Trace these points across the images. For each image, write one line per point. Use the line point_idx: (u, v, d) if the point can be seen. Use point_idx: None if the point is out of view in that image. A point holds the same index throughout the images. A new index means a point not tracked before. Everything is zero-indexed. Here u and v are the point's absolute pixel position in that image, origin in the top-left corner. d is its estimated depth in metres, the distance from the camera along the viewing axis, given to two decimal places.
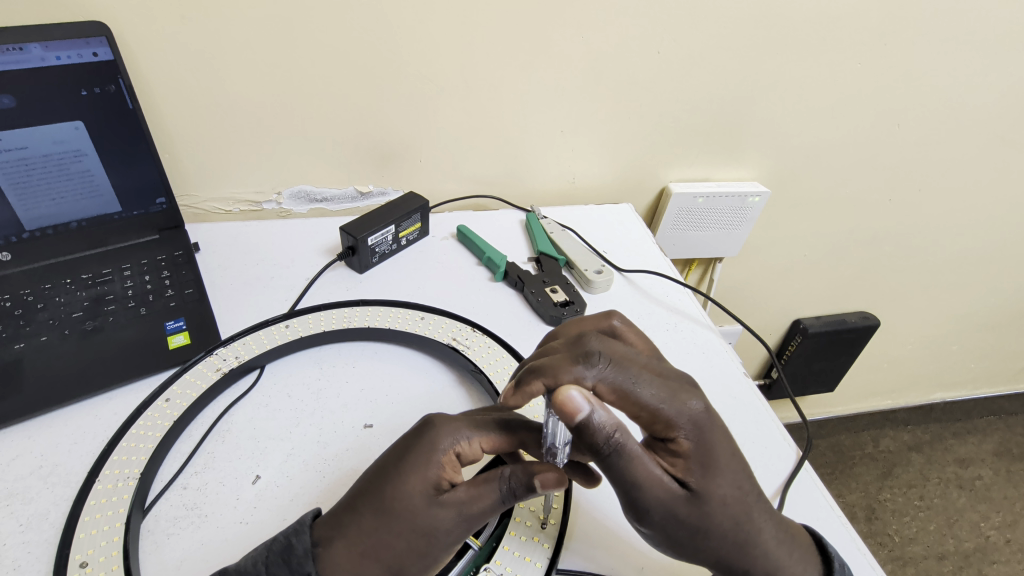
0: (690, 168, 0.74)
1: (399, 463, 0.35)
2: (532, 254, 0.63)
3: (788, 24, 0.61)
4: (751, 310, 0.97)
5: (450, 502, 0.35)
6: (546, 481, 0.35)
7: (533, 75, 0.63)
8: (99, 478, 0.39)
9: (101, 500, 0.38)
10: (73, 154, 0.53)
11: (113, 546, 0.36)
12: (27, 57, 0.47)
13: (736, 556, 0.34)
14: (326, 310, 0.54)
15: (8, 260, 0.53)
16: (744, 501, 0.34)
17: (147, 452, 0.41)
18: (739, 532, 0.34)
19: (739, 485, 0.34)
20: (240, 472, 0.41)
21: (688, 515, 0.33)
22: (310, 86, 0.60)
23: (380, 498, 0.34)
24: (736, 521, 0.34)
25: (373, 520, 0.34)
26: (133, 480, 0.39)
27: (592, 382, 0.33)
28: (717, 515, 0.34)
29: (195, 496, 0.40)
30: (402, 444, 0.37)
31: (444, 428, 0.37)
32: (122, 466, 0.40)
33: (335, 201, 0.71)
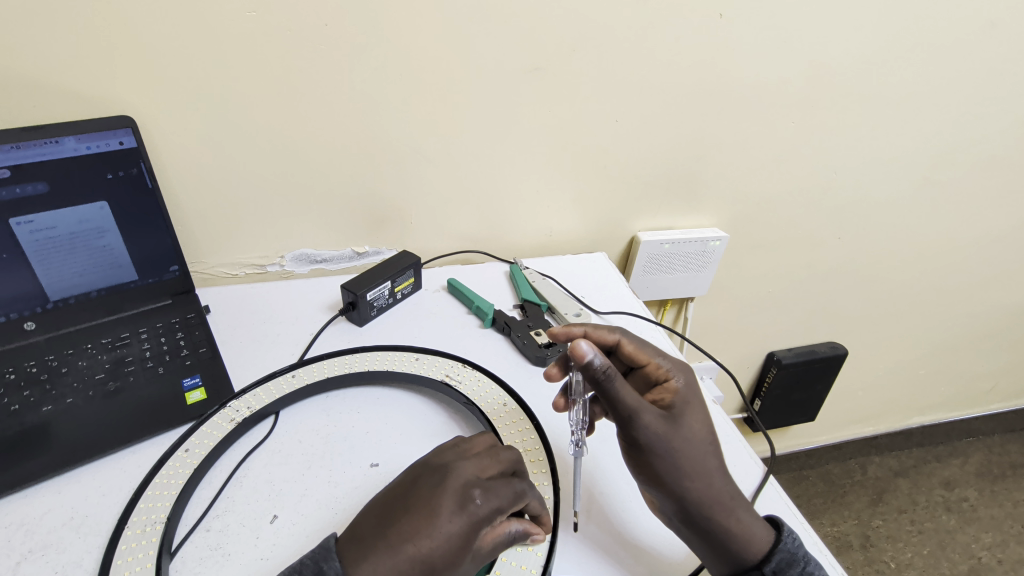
0: (656, 218, 0.82)
1: (449, 532, 0.38)
2: (517, 301, 0.69)
3: (725, 93, 0.71)
4: (727, 346, 1.03)
5: (478, 557, 0.40)
6: (534, 538, 0.43)
7: (508, 144, 0.71)
8: (128, 525, 0.43)
9: (131, 546, 0.42)
10: (98, 230, 0.59)
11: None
12: (62, 149, 0.55)
13: (696, 479, 0.44)
14: (330, 359, 0.59)
15: (32, 328, 0.58)
16: (706, 447, 0.45)
17: (172, 499, 0.45)
18: (705, 467, 0.44)
19: (706, 433, 0.46)
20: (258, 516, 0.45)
21: (667, 440, 0.44)
22: (310, 161, 0.68)
23: (429, 559, 0.37)
24: (701, 459, 0.45)
25: (414, 574, 0.37)
26: (161, 524, 0.43)
27: (617, 342, 0.52)
28: (690, 450, 0.45)
29: (219, 537, 0.43)
30: (448, 507, 0.39)
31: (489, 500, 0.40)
32: (150, 514, 0.44)
33: (333, 261, 0.78)
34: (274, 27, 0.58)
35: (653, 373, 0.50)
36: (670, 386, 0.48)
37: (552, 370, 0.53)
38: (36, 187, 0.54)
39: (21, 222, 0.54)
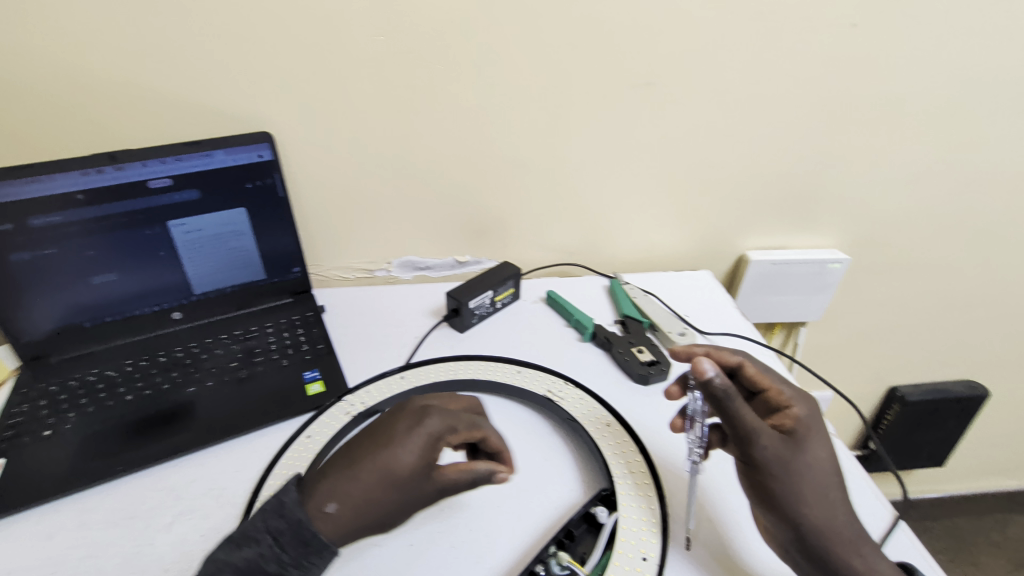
0: (767, 236, 0.78)
1: (387, 444, 0.42)
2: (617, 317, 0.68)
3: (854, 105, 0.66)
4: (841, 377, 0.95)
5: (434, 479, 0.42)
6: (502, 477, 0.44)
7: (614, 159, 0.70)
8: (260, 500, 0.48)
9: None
10: (236, 233, 0.66)
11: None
12: (213, 160, 0.62)
13: (818, 514, 0.40)
14: (433, 364, 0.62)
15: (180, 317, 0.69)
16: (831, 481, 0.42)
17: None
18: (827, 501, 0.41)
19: (832, 466, 0.42)
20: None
21: (789, 466, 0.41)
22: (422, 174, 0.71)
23: (377, 466, 0.41)
24: (825, 493, 0.41)
25: (378, 483, 0.41)
26: None
27: (738, 363, 0.49)
28: (813, 481, 0.41)
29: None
30: (409, 426, 0.43)
31: (435, 419, 0.44)
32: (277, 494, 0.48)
33: (436, 269, 0.81)
34: (400, 49, 0.61)
35: (774, 399, 0.47)
36: (791, 413, 0.45)
37: (672, 390, 0.52)
38: (190, 194, 0.62)
39: (177, 224, 0.63)
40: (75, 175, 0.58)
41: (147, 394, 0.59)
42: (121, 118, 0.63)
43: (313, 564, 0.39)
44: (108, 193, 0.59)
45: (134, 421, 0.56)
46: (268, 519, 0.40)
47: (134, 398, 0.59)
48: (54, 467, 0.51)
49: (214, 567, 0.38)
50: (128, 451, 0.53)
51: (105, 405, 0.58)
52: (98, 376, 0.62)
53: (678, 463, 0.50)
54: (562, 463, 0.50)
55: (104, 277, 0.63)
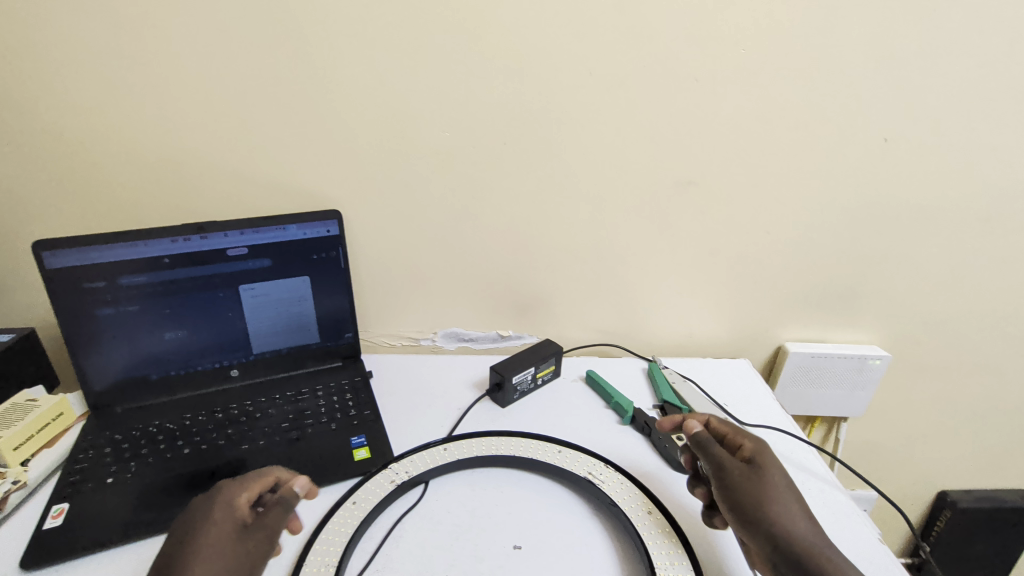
0: (806, 329, 0.79)
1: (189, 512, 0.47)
2: (656, 401, 0.69)
3: (888, 210, 0.69)
4: (885, 476, 0.91)
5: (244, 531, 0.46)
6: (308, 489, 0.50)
7: (655, 248, 0.74)
8: (305, 563, 0.48)
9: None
10: (299, 299, 0.72)
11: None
12: (287, 234, 0.69)
13: (792, 525, 0.44)
14: (477, 437, 0.63)
15: (238, 375, 0.73)
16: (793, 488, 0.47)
17: (341, 544, 0.50)
18: (796, 514, 0.45)
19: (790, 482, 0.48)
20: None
21: (758, 490, 0.46)
22: (474, 254, 0.76)
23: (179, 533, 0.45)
24: (795, 506, 0.45)
25: (227, 550, 0.44)
26: (331, 567, 0.48)
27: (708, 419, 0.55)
28: (778, 494, 0.46)
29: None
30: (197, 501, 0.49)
31: (226, 486, 0.48)
32: (323, 559, 0.48)
33: (479, 341, 0.84)
34: (464, 145, 0.68)
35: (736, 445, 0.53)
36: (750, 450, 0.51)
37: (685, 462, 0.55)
38: (263, 263, 0.68)
39: (247, 289, 0.69)
40: (168, 242, 0.64)
41: (202, 448, 0.62)
42: (212, 195, 0.71)
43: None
44: (193, 259, 0.66)
45: (189, 474, 0.58)
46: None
47: (190, 451, 0.62)
48: (113, 516, 0.54)
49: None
50: (181, 504, 0.55)
51: (163, 457, 0.61)
52: (159, 428, 0.65)
53: (721, 559, 0.49)
54: (603, 549, 0.50)
55: (176, 333, 0.68)
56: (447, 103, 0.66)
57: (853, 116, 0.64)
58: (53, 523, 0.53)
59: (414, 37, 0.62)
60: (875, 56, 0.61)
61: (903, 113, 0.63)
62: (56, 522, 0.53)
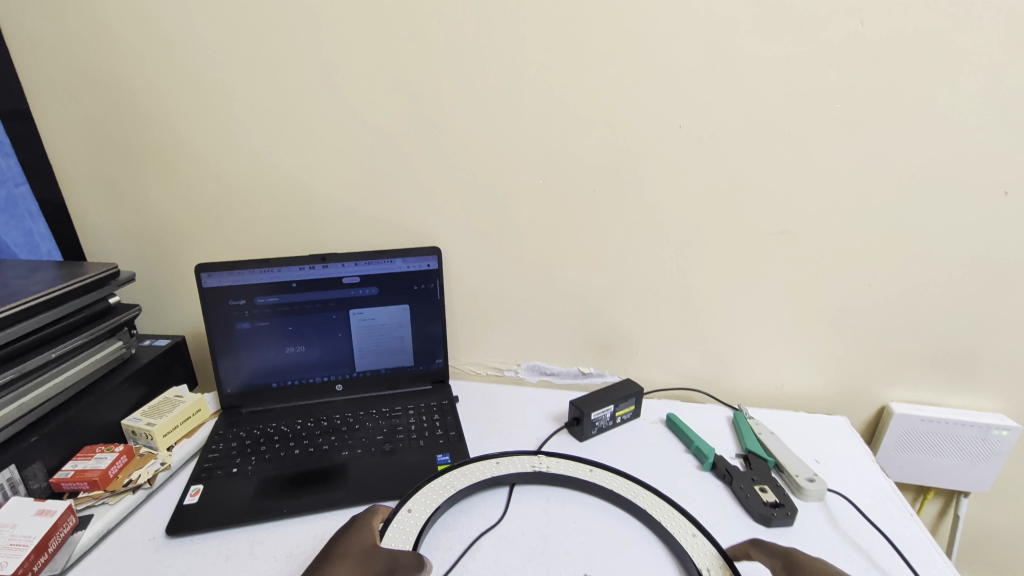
0: (915, 390, 0.73)
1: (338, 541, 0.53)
2: (740, 451, 0.67)
3: (1013, 265, 0.64)
4: (1018, 568, 0.80)
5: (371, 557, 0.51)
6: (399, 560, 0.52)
7: (743, 294, 0.73)
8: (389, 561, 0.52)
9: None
10: (399, 324, 0.79)
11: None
12: (394, 266, 0.77)
13: None
14: (545, 454, 0.67)
15: (342, 389, 0.81)
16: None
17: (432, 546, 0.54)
18: None
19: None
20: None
21: None
22: (560, 292, 0.80)
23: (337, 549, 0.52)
24: None
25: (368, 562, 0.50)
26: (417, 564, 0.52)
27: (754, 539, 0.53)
28: None
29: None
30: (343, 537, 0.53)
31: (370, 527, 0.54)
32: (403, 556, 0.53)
33: (560, 376, 0.86)
34: (555, 190, 0.73)
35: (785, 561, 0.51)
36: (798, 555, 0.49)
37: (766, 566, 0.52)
38: (371, 290, 0.77)
39: (356, 312, 0.78)
40: (298, 269, 0.75)
41: (310, 451, 0.70)
42: (334, 230, 0.82)
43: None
44: (315, 284, 0.76)
45: (298, 473, 0.66)
46: None
47: (299, 452, 0.70)
48: (236, 501, 0.62)
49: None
50: (291, 498, 0.62)
51: (278, 455, 0.69)
52: (276, 430, 0.74)
53: None
54: None
55: (295, 348, 0.78)
56: (544, 154, 0.71)
57: (967, 168, 0.61)
58: (191, 501, 0.62)
59: (516, 96, 0.69)
60: (991, 106, 0.58)
61: None
62: (194, 500, 0.62)
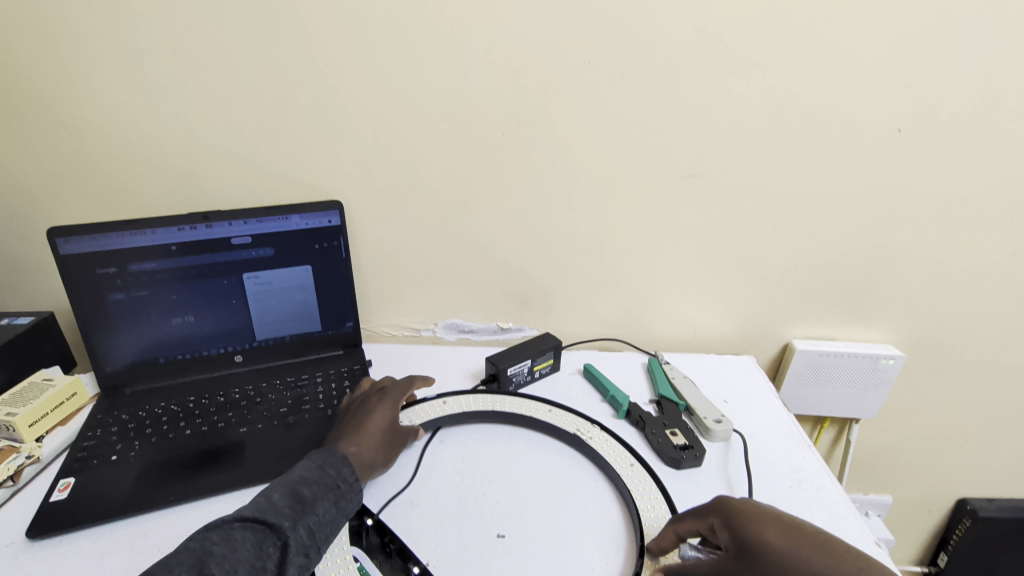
0: (815, 327, 0.76)
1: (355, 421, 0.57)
2: (653, 396, 0.68)
3: (904, 203, 0.66)
4: (899, 481, 0.89)
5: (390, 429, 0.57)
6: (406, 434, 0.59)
7: (657, 241, 0.72)
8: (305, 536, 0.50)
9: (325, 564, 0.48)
10: (300, 287, 0.73)
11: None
12: (289, 223, 0.69)
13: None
14: (479, 394, 0.68)
15: (241, 360, 0.74)
16: (796, 534, 0.40)
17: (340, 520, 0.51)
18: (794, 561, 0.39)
19: (788, 528, 0.41)
20: (396, 568, 0.48)
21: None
22: (473, 244, 0.76)
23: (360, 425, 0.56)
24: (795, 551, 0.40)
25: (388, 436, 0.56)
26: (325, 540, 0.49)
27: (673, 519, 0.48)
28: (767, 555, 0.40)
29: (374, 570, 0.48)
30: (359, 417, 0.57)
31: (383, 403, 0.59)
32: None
33: (479, 333, 0.84)
34: (462, 135, 0.68)
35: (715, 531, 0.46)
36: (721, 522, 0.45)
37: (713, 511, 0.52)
38: (265, 251, 0.69)
39: (250, 276, 0.70)
40: (176, 230, 0.66)
41: (203, 430, 0.64)
42: (219, 185, 0.72)
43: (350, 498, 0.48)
44: (198, 247, 0.67)
45: (189, 455, 0.61)
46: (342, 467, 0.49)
47: (191, 432, 0.64)
48: (116, 492, 0.56)
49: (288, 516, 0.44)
50: (181, 483, 0.57)
51: (166, 437, 0.63)
52: (164, 409, 0.67)
53: None
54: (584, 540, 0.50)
55: (183, 318, 0.70)
56: (448, 95, 0.65)
57: (867, 106, 0.61)
58: (59, 497, 0.55)
59: (413, 29, 0.62)
60: (890, 42, 0.58)
61: (920, 101, 0.60)
62: (62, 497, 0.55)
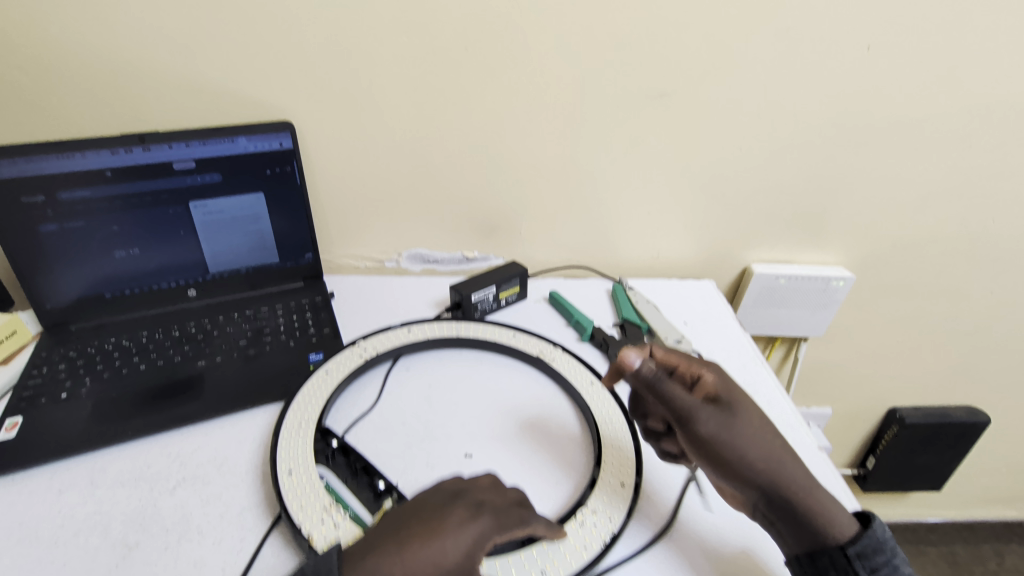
0: (773, 251, 0.78)
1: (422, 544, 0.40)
2: (617, 320, 0.70)
3: (867, 125, 0.66)
4: (839, 394, 0.95)
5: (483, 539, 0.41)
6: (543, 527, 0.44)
7: (624, 165, 0.71)
8: (279, 449, 0.53)
9: (293, 483, 0.50)
10: (253, 216, 0.69)
11: (322, 498, 0.49)
12: (235, 146, 0.64)
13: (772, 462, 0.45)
14: (450, 322, 0.69)
15: (195, 294, 0.71)
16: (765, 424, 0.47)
17: (306, 439, 0.54)
18: (769, 443, 0.46)
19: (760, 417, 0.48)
20: (364, 484, 0.51)
21: (727, 425, 0.46)
22: (436, 169, 0.73)
23: (427, 553, 0.40)
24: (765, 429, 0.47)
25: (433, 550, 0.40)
26: (299, 449, 0.53)
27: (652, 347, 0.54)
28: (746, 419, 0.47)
29: (341, 488, 0.51)
30: (420, 523, 0.42)
31: (473, 531, 0.41)
32: (294, 452, 0.53)
33: (444, 263, 0.83)
34: (421, 48, 0.63)
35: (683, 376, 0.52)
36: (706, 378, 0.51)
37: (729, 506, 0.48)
38: (212, 177, 0.65)
39: (197, 205, 0.66)
40: (107, 153, 0.60)
41: (159, 365, 0.63)
42: (152, 105, 0.66)
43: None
44: (135, 173, 0.62)
45: (146, 390, 0.60)
46: None
47: (146, 367, 0.62)
48: (71, 430, 0.55)
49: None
50: (139, 418, 0.57)
51: (120, 373, 0.61)
52: (115, 345, 0.64)
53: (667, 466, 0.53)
54: (545, 458, 0.54)
55: (127, 251, 0.65)
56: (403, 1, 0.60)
57: (839, 20, 0.59)
58: (6, 436, 0.54)
59: None
60: None
61: (892, 16, 0.59)
62: (10, 435, 0.54)
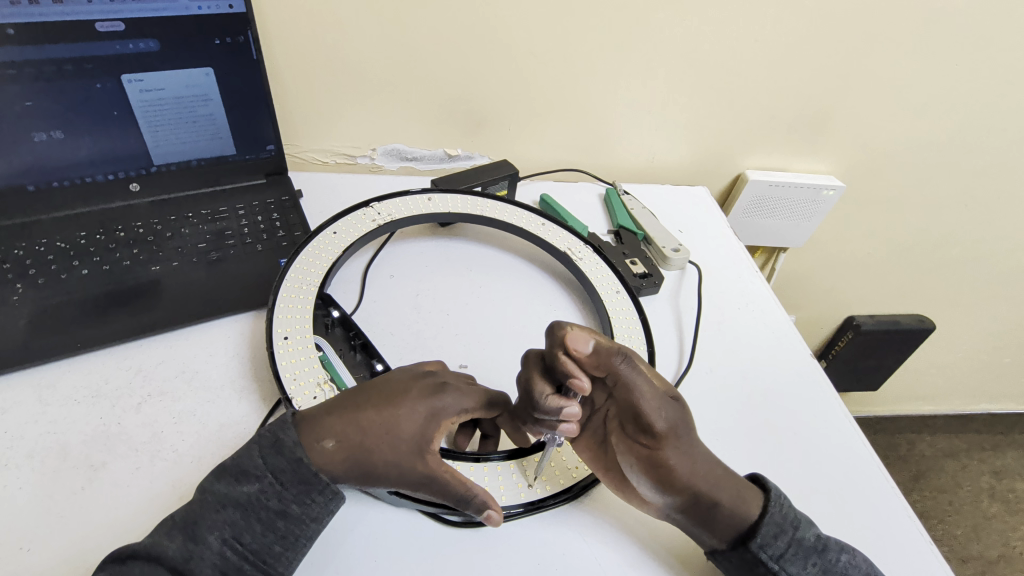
0: (769, 157, 0.76)
1: (371, 439, 0.39)
2: (611, 227, 0.67)
3: (889, 20, 0.62)
4: (805, 302, 0.99)
5: (434, 428, 0.41)
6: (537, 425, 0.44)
7: (629, 53, 0.65)
8: (275, 322, 0.50)
9: (288, 349, 0.48)
10: (201, 98, 0.58)
11: (318, 373, 0.47)
12: (174, 6, 0.53)
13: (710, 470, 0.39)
14: (466, 198, 0.63)
15: (138, 190, 0.61)
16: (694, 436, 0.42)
17: (306, 321, 0.50)
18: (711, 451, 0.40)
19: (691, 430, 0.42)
20: (359, 361, 0.50)
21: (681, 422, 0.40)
22: (419, 49, 0.64)
23: (382, 433, 0.39)
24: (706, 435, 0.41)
25: (386, 435, 0.39)
26: (297, 322, 0.50)
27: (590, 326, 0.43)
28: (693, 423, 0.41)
29: (336, 361, 0.50)
30: (379, 400, 0.40)
31: (422, 410, 0.40)
32: (292, 317, 0.50)
33: (423, 161, 0.76)
34: None
35: None
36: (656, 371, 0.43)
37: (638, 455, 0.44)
38: (147, 45, 0.53)
39: (132, 79, 0.54)
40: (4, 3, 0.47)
41: (106, 270, 0.55)
42: None
43: (312, 501, 0.38)
44: (50, 33, 0.50)
45: (95, 299, 0.53)
46: (266, 456, 0.38)
47: (90, 272, 0.55)
48: (8, 341, 0.49)
49: (217, 500, 0.37)
50: (90, 327, 0.51)
51: (59, 279, 0.54)
52: (49, 247, 0.55)
53: (668, 363, 0.53)
54: None
55: (49, 135, 0.54)
56: None
57: None
58: None
59: None
60: None
61: None
62: None
